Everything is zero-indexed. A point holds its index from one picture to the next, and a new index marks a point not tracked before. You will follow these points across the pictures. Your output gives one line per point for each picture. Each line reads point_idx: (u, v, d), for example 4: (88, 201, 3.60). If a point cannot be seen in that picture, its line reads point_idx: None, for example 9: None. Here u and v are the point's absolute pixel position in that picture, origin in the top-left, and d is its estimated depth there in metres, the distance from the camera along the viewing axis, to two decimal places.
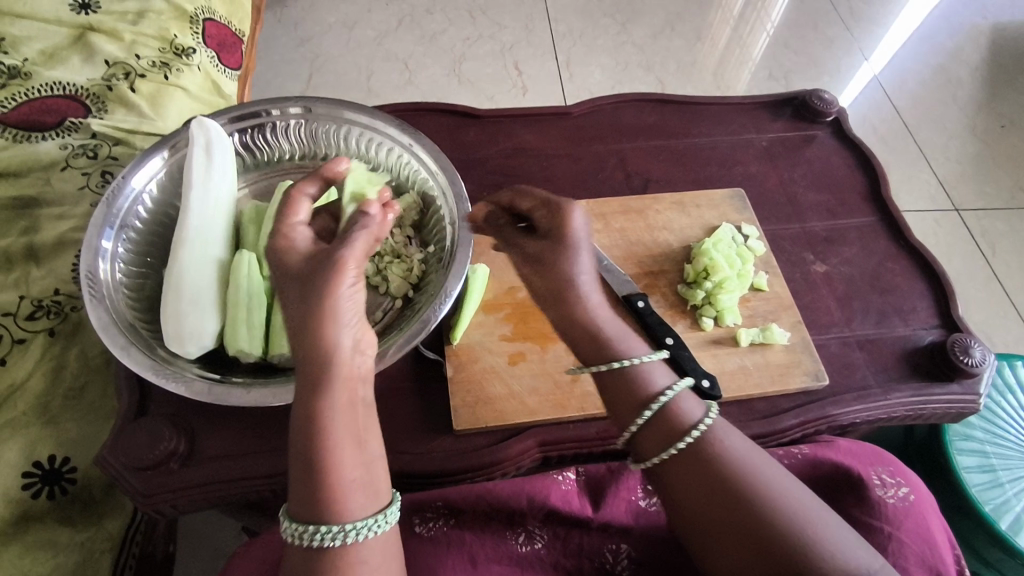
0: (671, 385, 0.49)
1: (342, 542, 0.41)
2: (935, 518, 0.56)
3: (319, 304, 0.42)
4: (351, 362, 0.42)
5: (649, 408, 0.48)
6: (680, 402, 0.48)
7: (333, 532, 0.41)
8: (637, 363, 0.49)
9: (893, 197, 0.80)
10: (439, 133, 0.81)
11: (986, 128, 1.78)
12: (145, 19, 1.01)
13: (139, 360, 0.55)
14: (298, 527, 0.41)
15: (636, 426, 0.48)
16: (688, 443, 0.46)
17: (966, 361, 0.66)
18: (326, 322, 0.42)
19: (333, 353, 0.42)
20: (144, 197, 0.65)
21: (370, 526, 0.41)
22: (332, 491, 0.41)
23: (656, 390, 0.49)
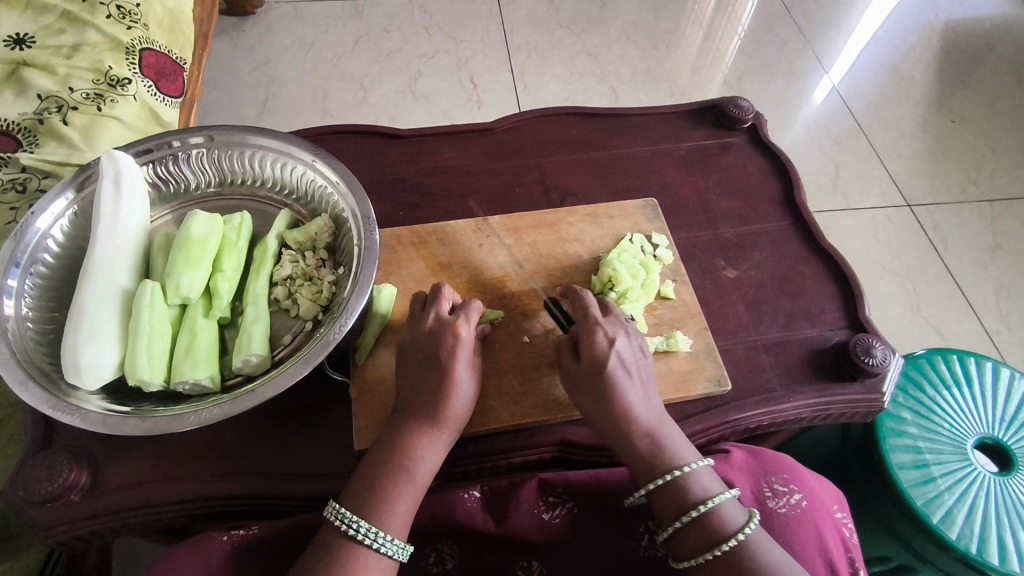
0: (696, 462, 0.55)
1: (367, 538, 0.52)
2: (830, 521, 0.58)
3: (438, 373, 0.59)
4: (454, 428, 0.58)
5: (670, 474, 0.54)
6: (700, 475, 0.55)
7: (371, 532, 0.52)
8: (688, 468, 0.55)
9: (805, 201, 0.82)
10: (359, 155, 0.83)
11: (938, 124, 1.80)
12: (80, 52, 1.02)
13: (38, 395, 0.56)
14: (345, 513, 0.52)
15: (646, 488, 0.55)
16: (668, 478, 0.54)
17: (867, 360, 0.68)
18: (457, 400, 0.58)
19: (450, 419, 0.58)
20: (53, 233, 0.66)
21: (400, 548, 0.52)
22: (395, 504, 0.54)
23: (681, 462, 0.55)
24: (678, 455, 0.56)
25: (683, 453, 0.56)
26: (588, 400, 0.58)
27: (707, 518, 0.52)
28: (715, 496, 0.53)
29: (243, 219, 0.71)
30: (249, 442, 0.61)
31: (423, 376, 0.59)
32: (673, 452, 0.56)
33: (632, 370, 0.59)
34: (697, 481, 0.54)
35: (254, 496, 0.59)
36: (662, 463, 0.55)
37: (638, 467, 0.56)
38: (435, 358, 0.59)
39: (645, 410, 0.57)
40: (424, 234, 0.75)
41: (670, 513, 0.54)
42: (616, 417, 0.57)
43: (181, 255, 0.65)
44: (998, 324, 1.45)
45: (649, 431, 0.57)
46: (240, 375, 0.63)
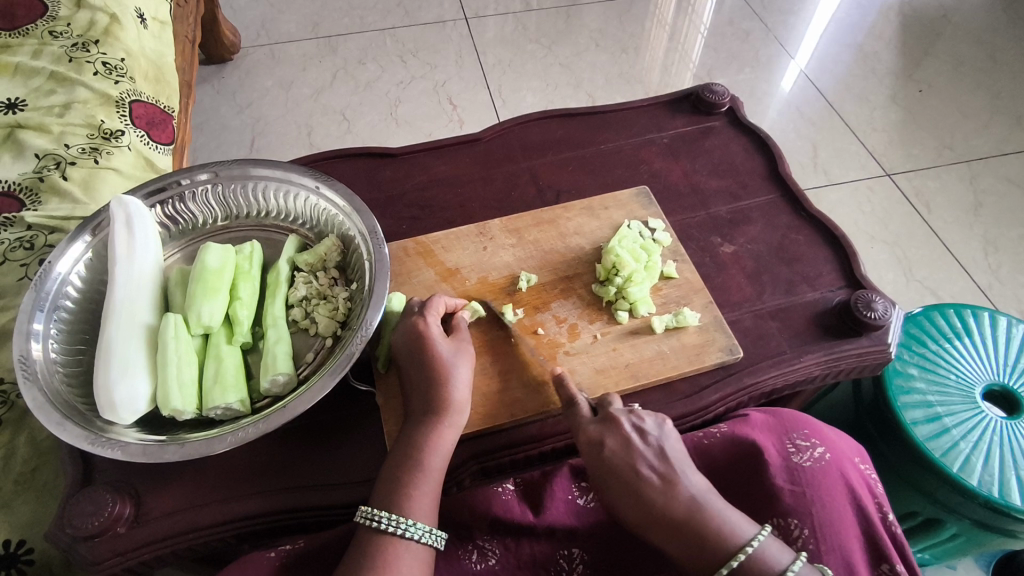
0: (761, 533, 0.51)
1: (391, 526, 0.54)
2: (852, 471, 0.60)
3: (431, 374, 0.61)
4: (456, 416, 0.60)
5: (741, 553, 0.49)
6: (769, 548, 0.50)
7: (395, 521, 0.54)
8: (755, 545, 0.50)
9: (790, 174, 0.85)
10: (356, 175, 0.85)
11: (906, 95, 1.86)
12: (72, 109, 1.05)
13: (76, 433, 0.57)
14: (371, 511, 0.54)
15: (716, 573, 0.49)
16: (735, 561, 0.49)
17: (869, 315, 0.70)
18: (448, 385, 0.60)
19: (449, 405, 0.60)
20: (72, 278, 0.68)
21: (426, 532, 0.54)
22: (423, 485, 0.56)
23: (742, 538, 0.51)
24: (729, 533, 0.51)
25: (737, 528, 0.51)
26: (616, 491, 0.55)
27: (752, 562, 0.49)
28: (791, 568, 0.49)
29: (254, 248, 0.73)
30: (285, 461, 0.63)
31: (413, 369, 0.62)
32: (722, 530, 0.51)
33: (645, 450, 0.57)
34: (769, 552, 0.50)
35: (294, 510, 0.60)
36: (719, 549, 0.50)
37: (691, 560, 0.51)
38: (413, 350, 0.63)
39: (678, 488, 0.54)
40: (429, 243, 0.77)
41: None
42: (643, 507, 0.54)
43: (199, 286, 0.67)
44: (990, 279, 1.48)
45: (684, 517, 0.52)
46: (268, 396, 0.65)
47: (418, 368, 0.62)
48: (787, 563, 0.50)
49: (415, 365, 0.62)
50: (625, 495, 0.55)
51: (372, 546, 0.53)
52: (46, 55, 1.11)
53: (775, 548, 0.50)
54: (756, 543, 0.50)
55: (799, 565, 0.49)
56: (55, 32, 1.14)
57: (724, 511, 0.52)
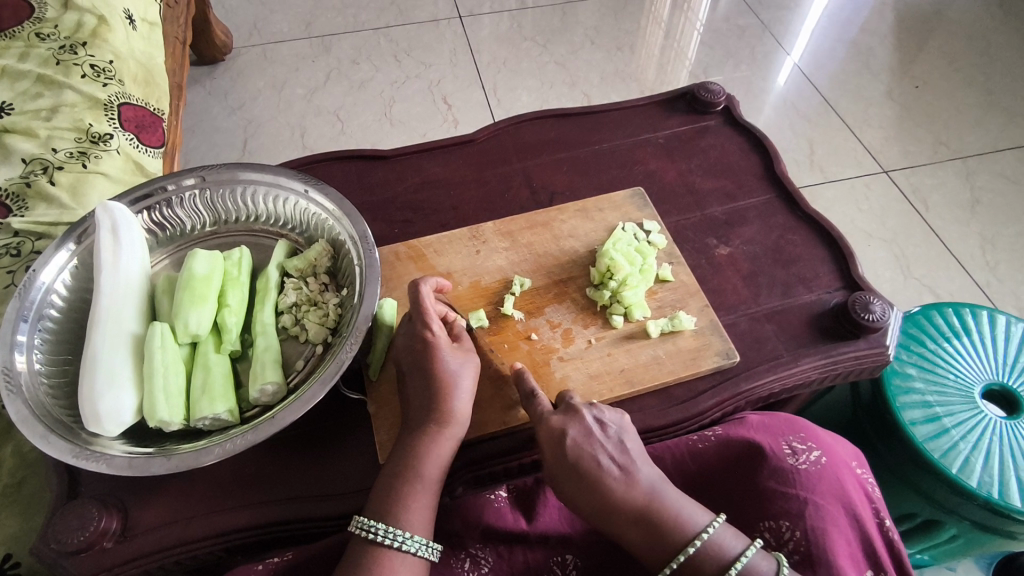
0: (713, 522, 0.52)
1: (385, 538, 0.53)
2: (848, 475, 0.59)
3: (433, 383, 0.60)
4: (456, 428, 0.59)
5: (692, 543, 0.51)
6: (721, 537, 0.51)
7: (390, 533, 0.53)
8: (707, 534, 0.51)
9: (786, 173, 0.84)
10: (347, 178, 0.84)
11: (903, 91, 1.85)
12: (59, 113, 1.04)
13: (61, 447, 0.56)
14: (365, 521, 0.53)
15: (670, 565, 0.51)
16: (687, 551, 0.51)
17: (867, 317, 0.69)
18: (450, 397, 0.59)
19: (450, 415, 0.59)
20: (57, 287, 0.67)
21: (421, 545, 0.53)
22: (414, 496, 0.55)
23: (694, 529, 0.52)
24: (681, 525, 0.52)
25: (688, 519, 0.53)
26: (571, 487, 0.56)
27: (705, 551, 0.51)
28: (743, 554, 0.50)
29: (243, 253, 0.72)
30: (275, 472, 0.61)
31: (416, 380, 0.61)
32: (673, 523, 0.52)
33: (600, 445, 0.57)
34: (719, 539, 0.51)
35: (284, 521, 0.59)
36: (672, 539, 0.52)
37: (648, 553, 0.52)
38: (418, 360, 0.61)
39: (630, 483, 0.54)
40: (421, 247, 0.76)
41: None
42: (596, 500, 0.55)
43: (186, 294, 0.66)
44: (988, 276, 1.48)
45: (636, 510, 0.53)
46: (258, 405, 0.64)
47: (421, 377, 0.61)
48: (738, 551, 0.51)
49: (417, 374, 0.61)
50: (577, 491, 0.56)
51: (363, 559, 0.52)
52: (32, 57, 1.09)
53: (728, 538, 0.51)
54: (707, 533, 0.51)
55: (750, 552, 0.50)
56: (42, 33, 1.12)
57: (676, 504, 0.54)
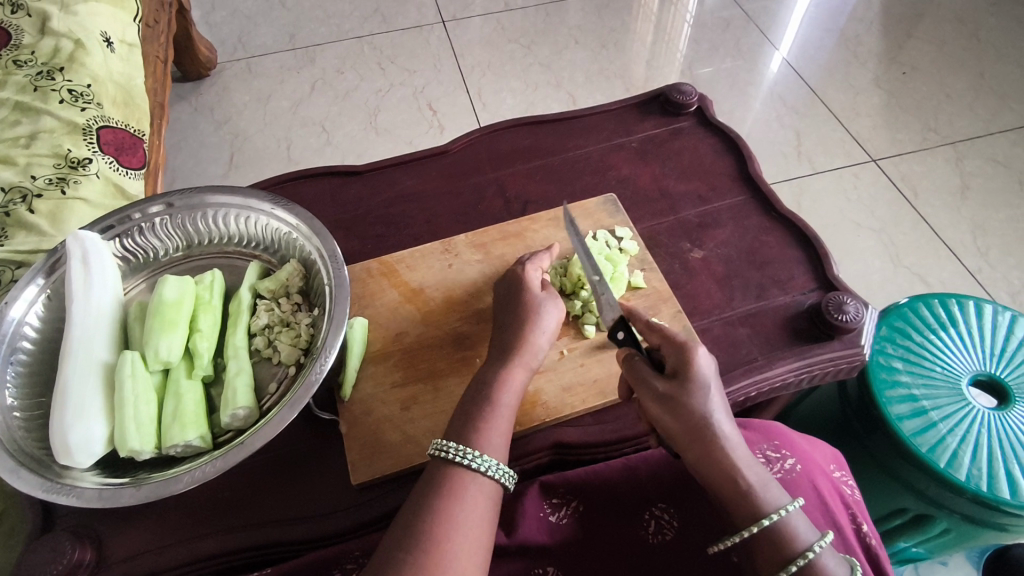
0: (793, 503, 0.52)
1: (461, 456, 0.52)
2: (824, 482, 0.59)
3: (523, 318, 0.63)
4: (532, 357, 0.61)
5: (771, 516, 0.51)
6: (796, 521, 0.51)
7: (464, 452, 0.53)
8: (781, 515, 0.51)
9: (760, 173, 0.84)
10: (320, 196, 0.84)
11: (891, 78, 1.83)
12: (38, 140, 1.04)
13: (32, 481, 0.57)
14: (442, 443, 0.54)
15: (748, 531, 0.51)
16: (764, 524, 0.50)
17: (840, 318, 0.69)
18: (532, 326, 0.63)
19: (532, 346, 0.62)
20: (28, 320, 0.67)
21: (496, 466, 0.53)
22: None
23: (775, 504, 0.51)
24: (767, 496, 0.52)
25: (768, 487, 0.52)
26: (679, 422, 0.55)
27: (777, 531, 0.50)
28: (816, 544, 0.49)
29: (214, 277, 0.72)
30: (248, 496, 0.62)
31: (504, 313, 0.65)
32: (757, 479, 0.52)
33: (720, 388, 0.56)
34: (796, 524, 0.50)
35: (258, 546, 0.59)
36: (756, 507, 0.51)
37: (733, 508, 0.52)
38: (513, 295, 0.66)
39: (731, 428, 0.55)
40: (393, 263, 0.76)
41: (778, 563, 0.49)
42: (699, 432, 0.54)
43: (156, 321, 0.66)
44: (980, 263, 1.46)
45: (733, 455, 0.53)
46: (231, 430, 0.64)
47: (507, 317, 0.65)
48: (812, 543, 0.50)
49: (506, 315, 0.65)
50: (684, 418, 0.54)
51: None
52: (11, 85, 1.10)
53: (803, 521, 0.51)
54: (786, 513, 0.51)
55: (823, 547, 0.49)
56: (20, 61, 1.13)
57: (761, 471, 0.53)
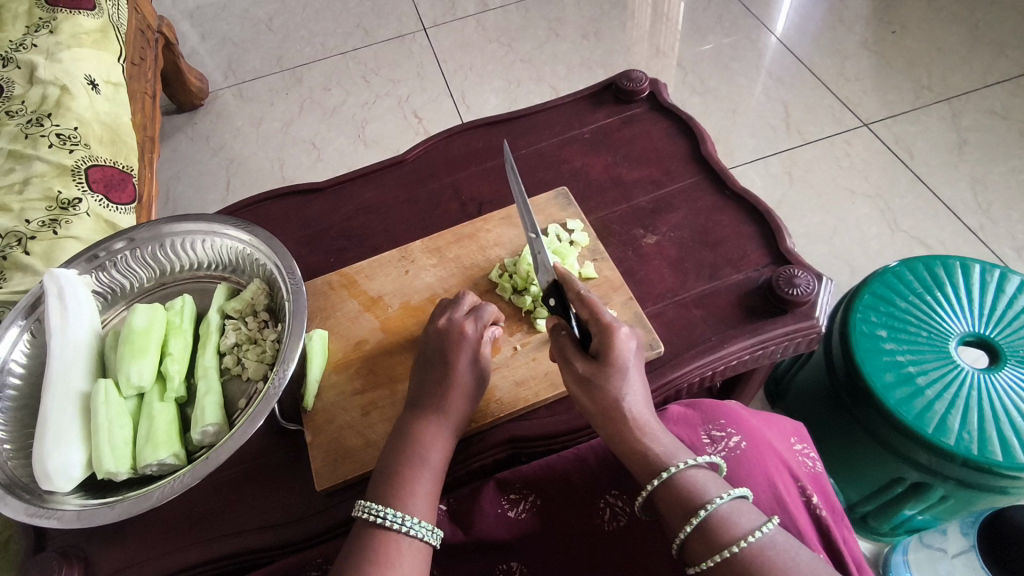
0: (692, 459, 0.54)
1: (393, 523, 0.52)
2: (772, 457, 0.59)
3: (444, 384, 0.61)
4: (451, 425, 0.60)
5: (669, 471, 0.53)
6: (691, 472, 0.53)
7: (398, 518, 0.52)
8: (677, 468, 0.53)
9: (713, 153, 0.83)
10: (284, 216, 0.87)
11: (880, 38, 1.79)
12: (30, 185, 1.10)
13: (16, 506, 0.60)
14: (372, 506, 0.53)
15: (649, 488, 0.54)
16: (661, 478, 0.53)
17: (790, 292, 0.68)
18: (453, 390, 0.61)
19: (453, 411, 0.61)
20: (13, 358, 0.71)
21: (427, 530, 0.53)
22: None
23: (675, 460, 0.55)
24: (667, 455, 0.55)
25: (673, 452, 0.55)
26: (589, 401, 0.58)
27: (672, 482, 0.53)
28: (710, 492, 0.51)
29: (184, 302, 0.76)
30: (223, 507, 0.65)
31: (418, 382, 0.63)
32: (662, 449, 0.55)
33: (635, 366, 0.59)
34: (697, 479, 0.53)
35: (234, 554, 0.62)
36: (658, 465, 0.54)
37: (640, 473, 0.55)
38: (440, 354, 0.63)
39: (640, 406, 0.57)
40: (353, 274, 0.78)
41: (676, 514, 0.52)
42: (611, 408, 0.57)
43: (127, 349, 0.69)
44: (981, 220, 1.42)
45: (640, 427, 0.56)
46: (203, 446, 0.67)
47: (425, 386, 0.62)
48: (711, 496, 0.51)
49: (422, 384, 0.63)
50: (598, 395, 0.57)
51: None
52: (4, 135, 1.16)
53: (702, 475, 0.53)
54: (681, 468, 0.53)
55: (723, 498, 0.50)
56: (12, 111, 1.19)
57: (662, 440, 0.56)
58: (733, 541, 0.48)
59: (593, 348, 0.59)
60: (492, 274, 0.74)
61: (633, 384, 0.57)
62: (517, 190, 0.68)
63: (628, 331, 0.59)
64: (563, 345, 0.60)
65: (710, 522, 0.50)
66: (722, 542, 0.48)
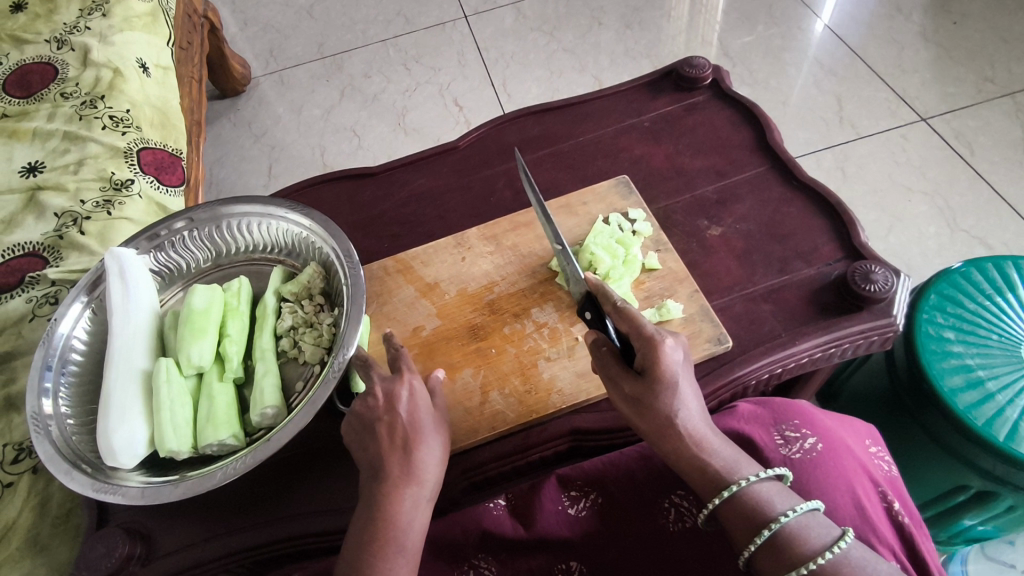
0: (759, 473, 0.52)
1: None
2: (850, 460, 0.57)
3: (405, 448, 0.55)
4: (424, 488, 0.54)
5: (735, 485, 0.51)
6: (756, 487, 0.51)
7: None
8: (743, 484, 0.51)
9: (780, 142, 0.80)
10: (338, 200, 0.86)
11: (940, 29, 1.72)
12: (85, 166, 1.11)
13: (83, 482, 0.61)
14: None
15: (712, 504, 0.52)
16: (727, 494, 0.51)
17: (868, 288, 0.65)
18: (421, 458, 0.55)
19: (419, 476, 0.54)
20: (76, 335, 0.72)
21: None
22: None
23: (739, 474, 0.52)
24: (731, 468, 0.53)
25: (736, 467, 0.53)
26: (641, 419, 0.56)
27: (739, 498, 0.51)
28: (781, 509, 0.49)
29: (242, 283, 0.76)
30: (282, 491, 0.65)
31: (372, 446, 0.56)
32: (722, 465, 0.53)
33: (687, 378, 0.55)
34: (764, 494, 0.51)
35: (293, 538, 0.62)
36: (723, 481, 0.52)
37: (702, 485, 0.53)
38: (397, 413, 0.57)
39: (694, 419, 0.54)
40: (408, 260, 0.77)
41: (744, 530, 0.50)
42: (665, 427, 0.54)
43: (187, 329, 0.69)
44: None
45: (696, 442, 0.54)
46: (262, 428, 0.67)
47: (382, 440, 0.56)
48: (782, 511, 0.49)
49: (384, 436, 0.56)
50: (650, 414, 0.55)
51: None
52: (59, 116, 1.17)
53: (768, 489, 0.51)
54: (747, 483, 0.51)
55: (793, 514, 0.49)
56: (66, 92, 1.21)
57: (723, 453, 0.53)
58: (810, 558, 0.47)
59: (639, 364, 0.55)
60: (553, 263, 0.73)
61: (684, 399, 0.54)
62: (537, 202, 0.69)
63: (674, 340, 0.55)
64: (611, 366, 0.58)
65: (784, 539, 0.48)
66: (800, 557, 0.47)
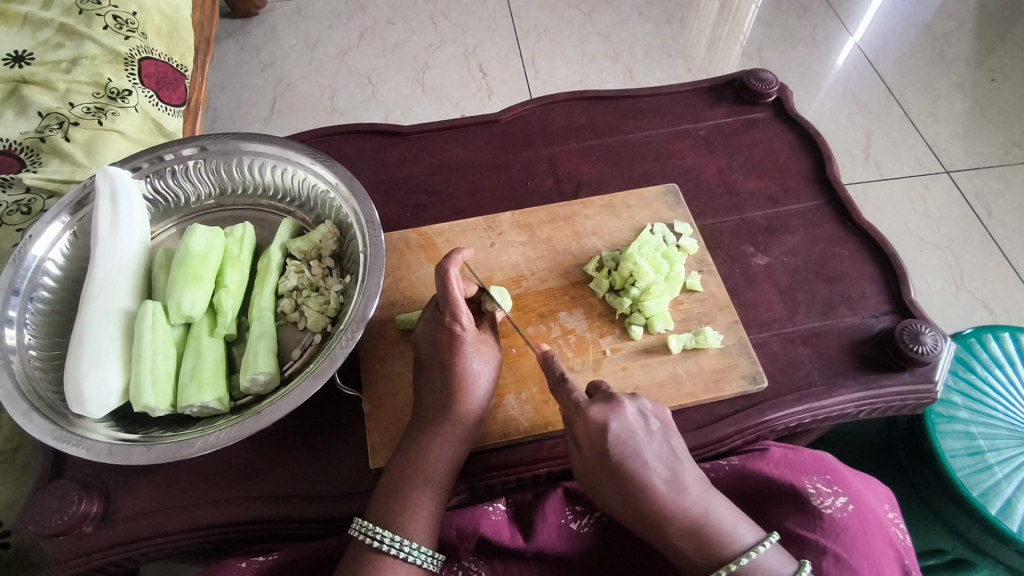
0: (765, 540, 0.46)
1: (395, 549, 0.48)
2: (879, 529, 0.53)
3: (446, 387, 0.55)
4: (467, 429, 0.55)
5: (738, 560, 0.45)
6: (767, 560, 0.45)
7: (395, 542, 0.48)
8: (748, 557, 0.45)
9: (840, 177, 0.76)
10: (361, 156, 0.79)
11: (977, 83, 1.70)
12: (79, 66, 1.00)
13: (42, 428, 0.54)
14: (368, 527, 0.49)
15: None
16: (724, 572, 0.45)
17: (916, 349, 0.62)
18: (467, 395, 0.55)
19: (463, 416, 0.55)
20: (52, 258, 0.64)
21: (428, 557, 0.48)
22: None
23: (740, 547, 0.46)
24: (730, 537, 0.46)
25: (736, 532, 0.46)
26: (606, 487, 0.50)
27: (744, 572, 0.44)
28: None
29: (246, 230, 0.69)
30: (261, 465, 0.59)
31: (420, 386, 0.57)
32: (718, 536, 0.46)
33: (643, 444, 0.50)
34: (770, 564, 0.45)
35: (270, 520, 0.56)
36: None
37: (692, 558, 0.46)
38: (437, 352, 0.57)
39: (675, 488, 0.48)
40: (433, 236, 0.71)
41: None
42: (633, 503, 0.48)
43: (181, 273, 0.62)
44: None
45: (685, 516, 0.47)
46: (249, 395, 0.61)
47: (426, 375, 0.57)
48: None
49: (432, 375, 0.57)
50: (611, 488, 0.49)
51: None
52: (56, 6, 1.06)
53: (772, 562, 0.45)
54: (751, 557, 0.45)
55: None
56: None
57: (719, 511, 0.47)
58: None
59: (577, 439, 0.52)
60: (589, 266, 0.68)
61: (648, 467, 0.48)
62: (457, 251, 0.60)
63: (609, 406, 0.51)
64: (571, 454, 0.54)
65: None
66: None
